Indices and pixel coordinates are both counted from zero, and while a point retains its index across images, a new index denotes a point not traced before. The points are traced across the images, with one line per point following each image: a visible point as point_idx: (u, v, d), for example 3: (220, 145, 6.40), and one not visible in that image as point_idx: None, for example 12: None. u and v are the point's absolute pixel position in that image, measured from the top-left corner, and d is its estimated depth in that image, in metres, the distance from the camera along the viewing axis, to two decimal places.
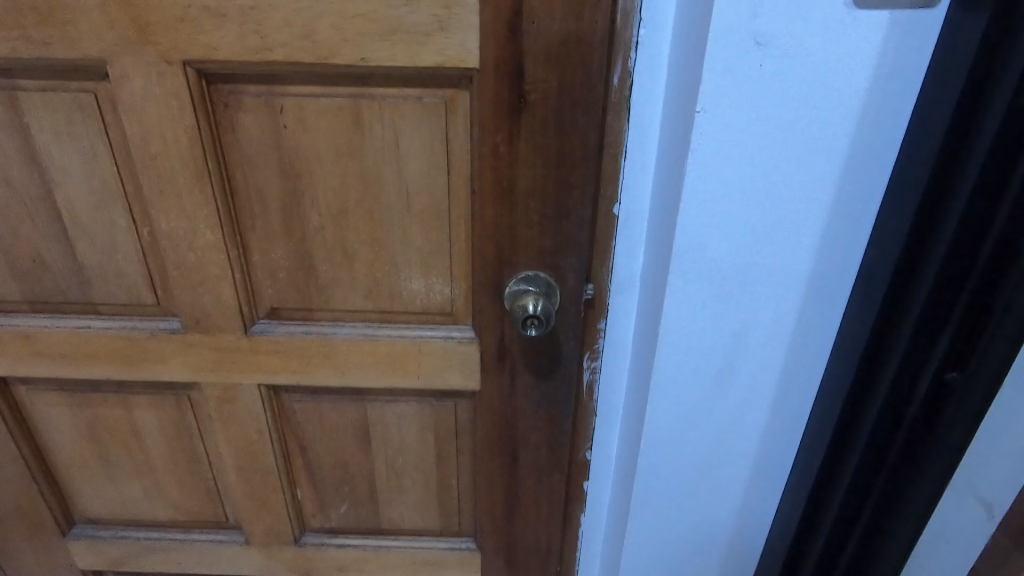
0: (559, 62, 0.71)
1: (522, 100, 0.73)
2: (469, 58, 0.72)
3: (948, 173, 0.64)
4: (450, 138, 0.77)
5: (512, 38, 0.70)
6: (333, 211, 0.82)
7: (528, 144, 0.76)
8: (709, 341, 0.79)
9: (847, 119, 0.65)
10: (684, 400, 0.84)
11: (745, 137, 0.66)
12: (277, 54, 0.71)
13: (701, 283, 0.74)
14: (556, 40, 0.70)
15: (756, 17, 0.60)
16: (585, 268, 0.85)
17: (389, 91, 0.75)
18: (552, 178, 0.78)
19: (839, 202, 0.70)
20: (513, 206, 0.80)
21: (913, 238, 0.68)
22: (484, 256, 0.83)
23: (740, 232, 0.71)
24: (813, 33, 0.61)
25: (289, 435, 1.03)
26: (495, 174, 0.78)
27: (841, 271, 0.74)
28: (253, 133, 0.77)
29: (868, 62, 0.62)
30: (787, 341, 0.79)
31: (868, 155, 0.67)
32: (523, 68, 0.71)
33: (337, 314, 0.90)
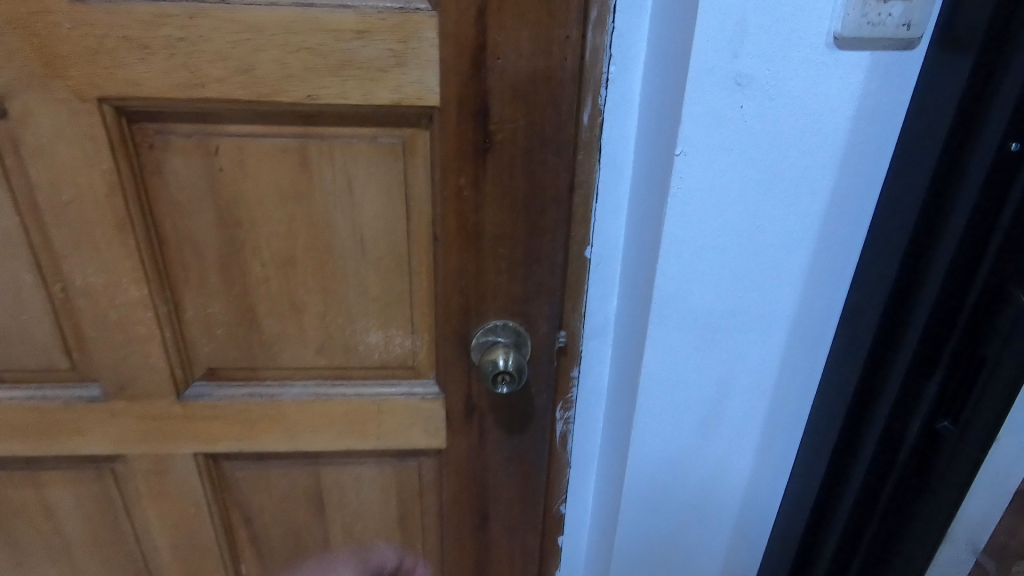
0: (526, 101, 0.66)
1: (487, 141, 0.68)
2: (429, 96, 0.65)
3: (933, 221, 0.62)
4: (409, 181, 0.71)
5: (475, 74, 0.64)
6: (279, 260, 0.74)
7: (494, 186, 0.70)
8: (693, 392, 0.74)
9: (829, 161, 0.62)
10: (668, 453, 0.78)
11: (728, 183, 0.62)
12: (211, 91, 0.63)
13: (685, 331, 0.70)
14: (524, 78, 0.65)
15: (737, 57, 0.56)
16: (558, 316, 0.79)
17: (340, 131, 0.68)
18: (521, 222, 0.73)
19: (823, 246, 0.67)
20: (481, 253, 0.74)
21: (899, 284, 0.65)
22: (449, 306, 0.77)
23: (724, 281, 0.67)
24: (796, 75, 0.58)
25: (232, 506, 0.92)
26: (460, 219, 0.72)
27: (823, 316, 0.71)
28: (185, 178, 0.68)
29: (849, 104, 0.60)
30: (772, 391, 0.75)
31: (849, 198, 0.65)
32: (488, 107, 0.66)
33: (285, 373, 0.81)
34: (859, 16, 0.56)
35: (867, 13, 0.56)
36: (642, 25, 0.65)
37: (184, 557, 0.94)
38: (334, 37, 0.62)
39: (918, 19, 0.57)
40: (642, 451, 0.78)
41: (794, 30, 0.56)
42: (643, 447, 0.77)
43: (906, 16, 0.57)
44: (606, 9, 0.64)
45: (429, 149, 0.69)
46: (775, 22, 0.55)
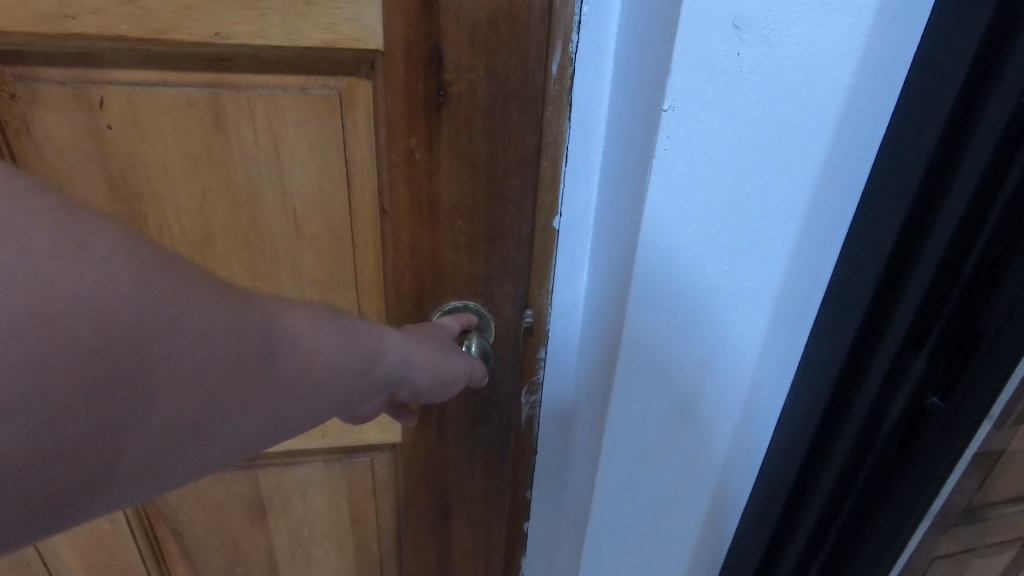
0: (487, 46, 0.56)
1: (441, 94, 0.57)
2: (369, 38, 0.54)
3: (934, 191, 0.53)
4: (349, 141, 0.60)
5: (425, 12, 0.54)
6: (193, 240, 0.61)
7: (450, 148, 0.60)
8: (670, 388, 0.63)
9: (827, 123, 0.51)
10: (641, 452, 0.68)
11: (714, 148, 0.50)
12: (87, 25, 0.49)
13: (663, 315, 0.58)
14: (483, 18, 0.55)
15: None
16: (523, 296, 0.70)
17: (260, 80, 0.56)
18: (481, 190, 0.63)
19: (806, 235, 0.57)
20: (436, 226, 0.64)
21: (890, 262, 0.57)
22: (401, 287, 0.67)
23: (702, 265, 0.56)
24: (802, 23, 0.46)
25: (155, 520, 0.82)
26: (410, 188, 0.62)
27: (796, 313, 0.62)
28: (61, 138, 0.54)
29: (853, 52, 0.48)
30: (742, 399, 0.66)
31: (841, 167, 0.54)
32: (442, 52, 0.55)
33: None
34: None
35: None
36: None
37: (107, 569, 0.85)
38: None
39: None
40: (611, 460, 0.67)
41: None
42: (614, 454, 0.67)
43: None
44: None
45: (372, 104, 0.58)
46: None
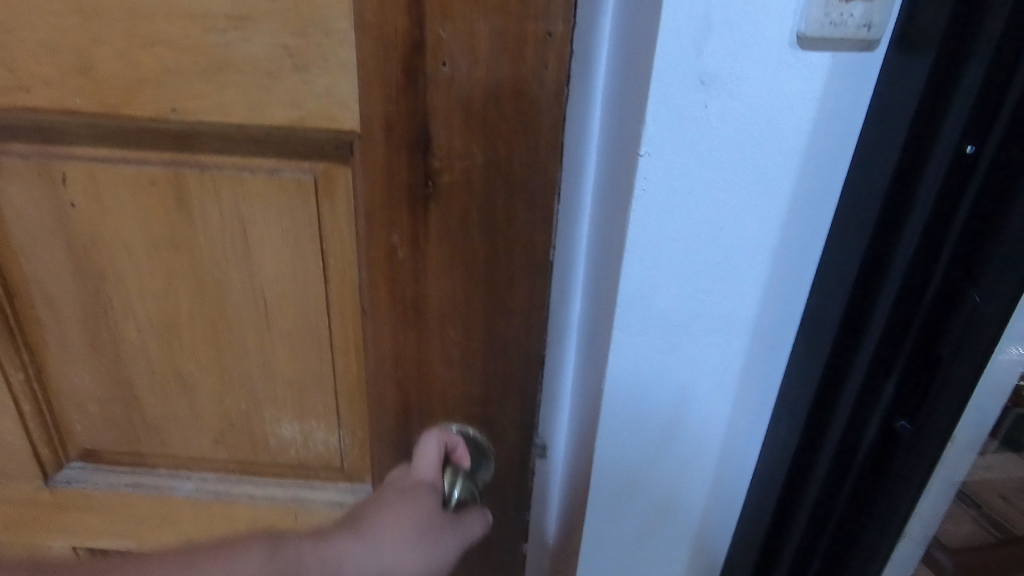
0: (486, 128, 0.44)
1: (429, 183, 0.46)
2: (343, 116, 0.45)
3: (875, 253, 0.46)
4: (326, 232, 0.51)
5: (410, 86, 0.43)
6: (157, 324, 0.55)
7: (440, 247, 0.49)
8: (648, 423, 0.55)
9: (780, 173, 0.45)
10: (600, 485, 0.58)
11: (657, 201, 0.45)
12: (42, 97, 0.45)
13: (648, 336, 0.50)
14: (481, 93, 0.43)
15: (703, 52, 0.40)
16: (531, 424, 0.57)
17: (228, 159, 0.48)
18: (479, 296, 0.51)
19: (773, 282, 0.50)
20: (423, 335, 0.53)
21: (841, 328, 0.49)
22: (384, 401, 0.56)
23: (651, 325, 0.50)
24: (761, 68, 0.41)
25: None
26: (392, 290, 0.51)
27: (767, 362, 0.54)
28: (25, 211, 0.50)
29: (807, 102, 0.43)
30: (712, 453, 0.58)
31: (799, 225, 0.48)
32: (430, 134, 0.45)
33: (179, 463, 0.63)
34: (824, 9, 0.40)
35: (832, 4, 0.40)
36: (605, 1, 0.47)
37: None
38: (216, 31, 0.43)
39: (885, 11, 0.41)
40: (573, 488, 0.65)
41: (758, 14, 0.40)
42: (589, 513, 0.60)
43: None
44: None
45: (352, 191, 0.49)
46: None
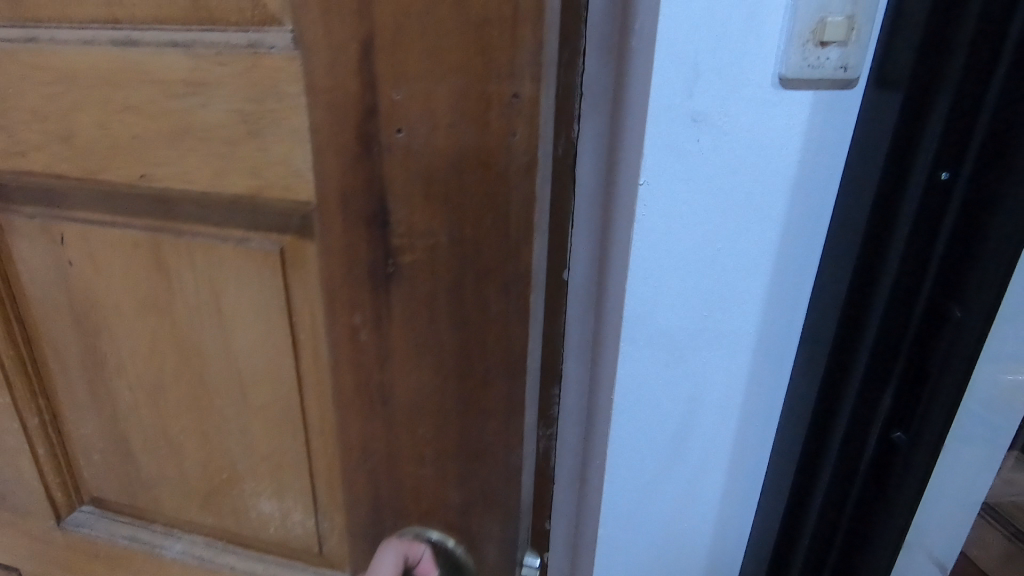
0: (449, 204, 0.38)
1: (389, 263, 0.40)
2: (298, 187, 0.40)
3: (868, 266, 0.51)
4: (294, 305, 0.46)
5: (365, 156, 0.37)
6: (146, 385, 0.54)
7: (406, 332, 0.42)
8: (662, 422, 0.62)
9: (776, 198, 0.54)
10: (635, 474, 0.65)
11: (659, 225, 0.53)
12: (34, 161, 0.45)
13: (653, 346, 0.59)
14: (442, 165, 0.37)
15: (693, 93, 0.48)
16: (514, 540, 0.48)
17: (202, 226, 0.46)
18: (450, 392, 0.43)
19: (775, 297, 0.58)
20: (391, 428, 0.46)
21: (842, 326, 0.55)
22: (353, 498, 0.49)
23: (669, 326, 0.58)
24: (749, 104, 0.49)
25: None
26: (357, 379, 0.45)
27: (775, 368, 0.62)
28: (35, 267, 0.52)
29: (796, 138, 0.51)
30: (729, 443, 0.65)
31: (796, 242, 0.56)
32: (387, 208, 0.38)
33: (170, 522, 0.61)
34: (802, 54, 0.48)
35: (808, 49, 0.48)
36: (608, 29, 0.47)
37: None
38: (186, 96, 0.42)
39: (861, 52, 0.49)
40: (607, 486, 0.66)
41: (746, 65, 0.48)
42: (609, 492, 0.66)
43: (845, 22, 0.48)
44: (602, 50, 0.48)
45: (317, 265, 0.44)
46: (704, 51, 0.47)
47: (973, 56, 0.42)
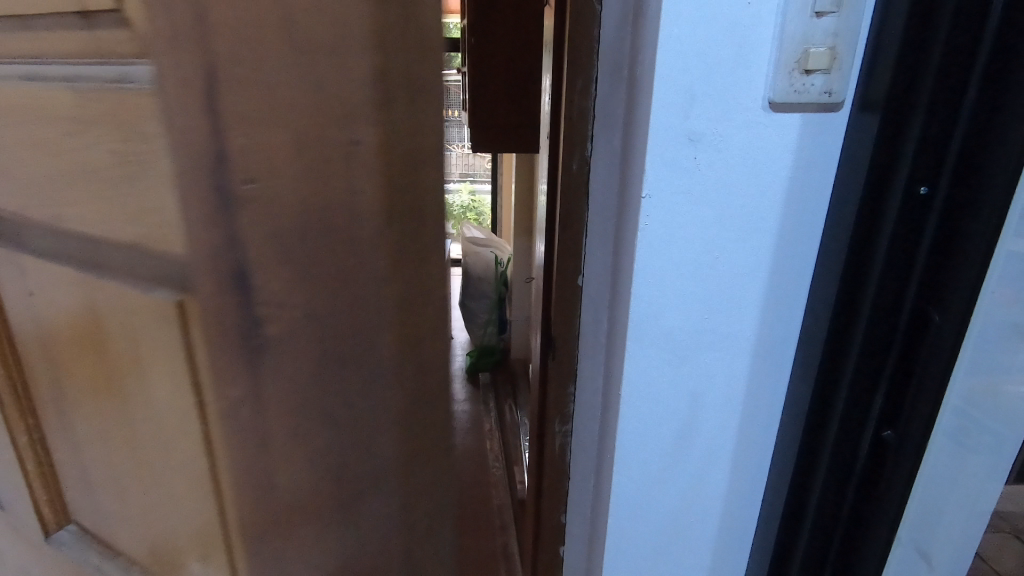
0: (309, 278, 0.30)
1: (241, 348, 0.30)
2: (119, 236, 0.31)
3: (848, 303, 0.45)
4: (107, 360, 0.35)
5: (214, 217, 0.28)
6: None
7: (276, 434, 0.32)
8: (659, 471, 0.51)
9: (762, 230, 0.44)
10: (636, 532, 0.53)
11: (662, 267, 0.44)
12: None
13: (660, 375, 0.47)
14: (295, 228, 0.29)
15: (689, 114, 0.40)
16: None
17: (29, 261, 0.37)
18: (329, 498, 0.35)
19: (761, 349, 0.48)
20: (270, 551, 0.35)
21: (823, 368, 0.47)
22: None
23: (664, 388, 0.47)
24: (736, 129, 0.41)
25: None
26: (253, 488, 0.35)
27: (766, 423, 0.51)
28: None
29: (782, 159, 0.42)
30: (714, 507, 0.53)
31: (786, 281, 0.46)
32: (242, 280, 0.29)
33: None
34: (788, 82, 0.40)
35: (794, 77, 0.40)
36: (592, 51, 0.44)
37: None
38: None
39: (847, 77, 0.41)
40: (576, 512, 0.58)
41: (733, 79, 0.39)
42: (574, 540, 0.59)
43: (829, 50, 0.39)
44: (589, 80, 0.46)
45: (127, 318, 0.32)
46: (699, 74, 0.39)
47: (940, 92, 0.38)
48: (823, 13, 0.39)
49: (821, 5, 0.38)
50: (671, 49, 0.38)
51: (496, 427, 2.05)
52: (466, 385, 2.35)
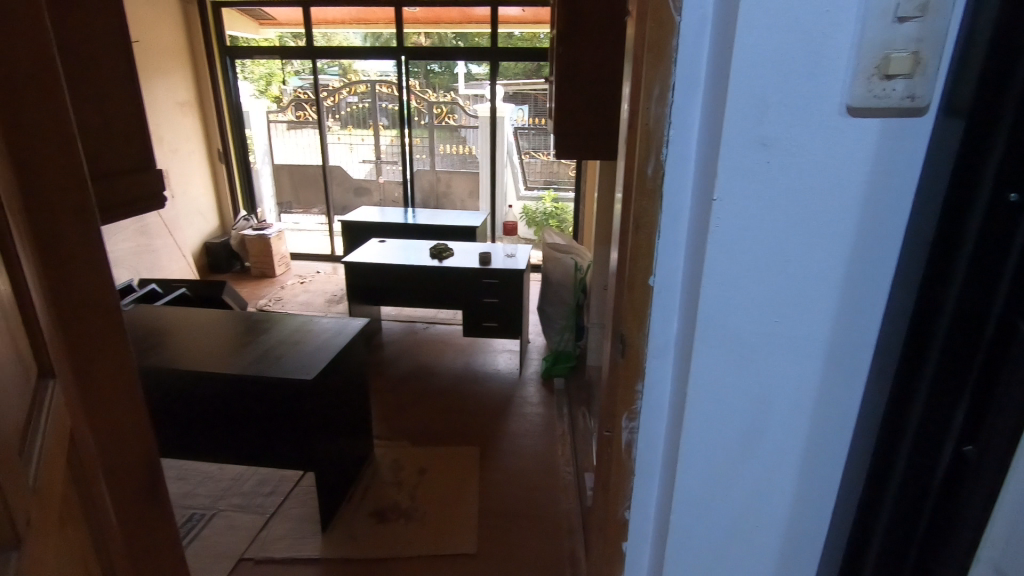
0: None
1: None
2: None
3: (925, 317, 0.42)
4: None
5: None
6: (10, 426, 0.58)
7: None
8: (723, 466, 0.50)
9: (840, 231, 0.43)
10: (699, 526, 0.53)
11: (733, 270, 0.44)
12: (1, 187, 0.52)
13: (728, 371, 0.47)
14: None
15: (764, 121, 0.40)
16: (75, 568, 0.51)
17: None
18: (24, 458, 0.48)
19: (836, 352, 0.46)
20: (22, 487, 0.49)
21: (898, 386, 0.44)
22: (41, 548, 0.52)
23: (730, 390, 0.48)
24: (813, 133, 0.40)
25: None
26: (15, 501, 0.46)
27: (838, 434, 0.49)
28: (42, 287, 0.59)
29: (864, 159, 0.41)
30: (781, 512, 0.52)
31: (864, 286, 0.44)
32: None
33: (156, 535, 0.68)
34: (867, 86, 0.39)
35: (874, 81, 0.39)
36: (671, 59, 0.45)
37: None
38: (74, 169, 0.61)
39: (931, 82, 0.39)
40: (639, 511, 0.59)
41: (809, 77, 0.39)
42: (637, 531, 0.59)
43: (911, 55, 0.38)
44: (667, 83, 0.45)
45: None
46: (773, 82, 0.39)
47: None
48: (906, 18, 0.37)
49: (904, 10, 0.37)
50: (747, 60, 0.39)
51: (569, 432, 2.05)
52: (541, 388, 2.37)
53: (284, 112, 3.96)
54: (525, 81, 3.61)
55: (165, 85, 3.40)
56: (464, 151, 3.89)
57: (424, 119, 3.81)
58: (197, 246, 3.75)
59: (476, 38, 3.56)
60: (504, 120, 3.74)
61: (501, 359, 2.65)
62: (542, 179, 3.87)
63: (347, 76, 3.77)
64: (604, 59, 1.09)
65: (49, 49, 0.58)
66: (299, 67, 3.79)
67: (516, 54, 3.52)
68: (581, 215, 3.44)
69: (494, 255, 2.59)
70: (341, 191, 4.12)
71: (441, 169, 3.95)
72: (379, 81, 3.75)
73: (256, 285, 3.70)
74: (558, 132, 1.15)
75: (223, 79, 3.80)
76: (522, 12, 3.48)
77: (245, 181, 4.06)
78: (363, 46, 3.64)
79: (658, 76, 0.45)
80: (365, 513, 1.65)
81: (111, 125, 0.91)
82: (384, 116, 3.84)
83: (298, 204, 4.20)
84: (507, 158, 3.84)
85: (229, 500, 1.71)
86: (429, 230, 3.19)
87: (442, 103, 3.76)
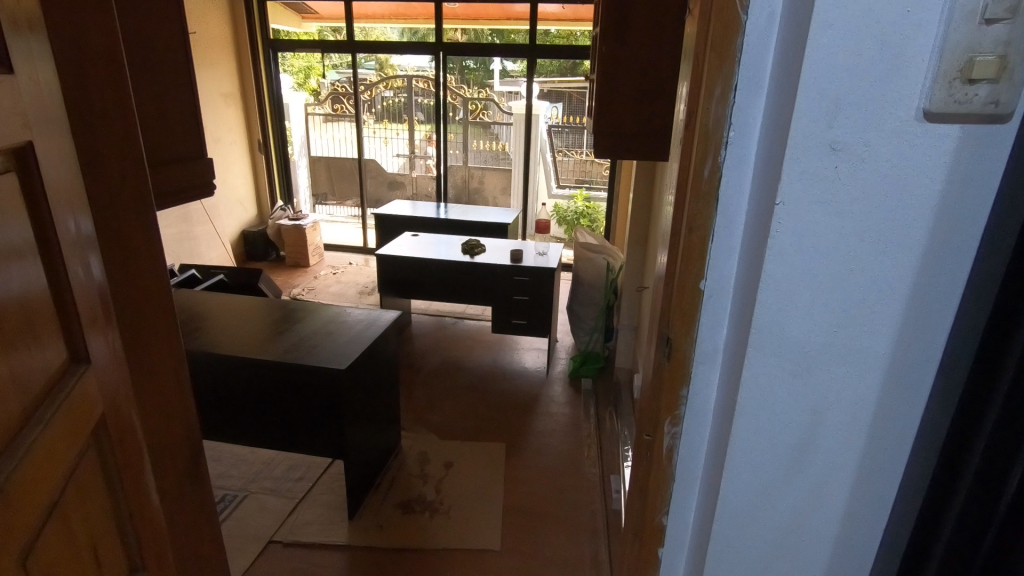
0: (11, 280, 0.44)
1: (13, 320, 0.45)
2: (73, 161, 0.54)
3: (1001, 329, 0.40)
4: (85, 303, 0.54)
5: None
6: (118, 394, 0.60)
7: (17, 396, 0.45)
8: (773, 469, 0.49)
9: (912, 241, 0.41)
10: (748, 531, 0.52)
11: (791, 279, 0.43)
12: (83, 154, 0.56)
13: (784, 377, 0.46)
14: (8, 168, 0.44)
15: (834, 124, 0.39)
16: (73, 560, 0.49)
17: (56, 197, 0.50)
18: (47, 445, 0.47)
19: (897, 364, 0.45)
20: (55, 475, 0.48)
21: (967, 401, 0.42)
22: (73, 534, 0.51)
23: (783, 401, 0.47)
24: (887, 139, 0.39)
25: None
26: (37, 472, 0.45)
27: (895, 450, 0.48)
28: (122, 259, 0.63)
29: (941, 166, 0.39)
30: (833, 522, 0.51)
31: (931, 297, 0.43)
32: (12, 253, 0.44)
33: (155, 513, 0.67)
34: (947, 92, 0.38)
35: (955, 87, 0.37)
36: (734, 60, 0.44)
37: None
38: (135, 158, 0.65)
39: (1017, 88, 0.37)
40: (678, 515, 0.59)
41: (884, 82, 0.38)
42: (678, 529, 0.59)
43: (997, 59, 0.36)
44: (728, 86, 0.45)
45: (73, 223, 0.53)
46: (848, 84, 0.38)
47: None
48: (994, 20, 0.36)
49: (992, 11, 0.36)
50: (821, 61, 0.38)
51: (595, 434, 2.04)
52: (568, 388, 2.36)
53: (322, 106, 4.03)
54: (561, 79, 3.60)
55: (210, 75, 3.49)
56: (497, 148, 3.88)
57: (459, 115, 3.83)
58: (235, 234, 3.85)
59: (513, 36, 3.55)
60: (539, 118, 3.72)
61: (528, 356, 2.65)
62: (575, 177, 3.85)
63: (384, 70, 3.81)
64: (653, 56, 1.08)
65: (115, 37, 0.61)
66: (337, 61, 3.86)
67: (553, 51, 3.51)
68: (614, 215, 3.41)
69: (525, 253, 2.59)
70: (374, 184, 4.16)
71: (474, 165, 3.96)
72: (416, 76, 3.79)
73: (290, 274, 3.77)
74: (598, 132, 1.14)
75: (266, 69, 3.87)
76: (561, 10, 3.45)
77: (282, 172, 4.14)
78: (401, 41, 3.68)
79: (719, 79, 0.45)
80: (391, 504, 1.67)
81: (169, 113, 0.94)
82: (419, 111, 3.87)
83: (333, 196, 4.27)
84: (540, 155, 3.82)
85: (260, 483, 1.75)
86: (459, 225, 3.21)
87: (477, 99, 3.77)
